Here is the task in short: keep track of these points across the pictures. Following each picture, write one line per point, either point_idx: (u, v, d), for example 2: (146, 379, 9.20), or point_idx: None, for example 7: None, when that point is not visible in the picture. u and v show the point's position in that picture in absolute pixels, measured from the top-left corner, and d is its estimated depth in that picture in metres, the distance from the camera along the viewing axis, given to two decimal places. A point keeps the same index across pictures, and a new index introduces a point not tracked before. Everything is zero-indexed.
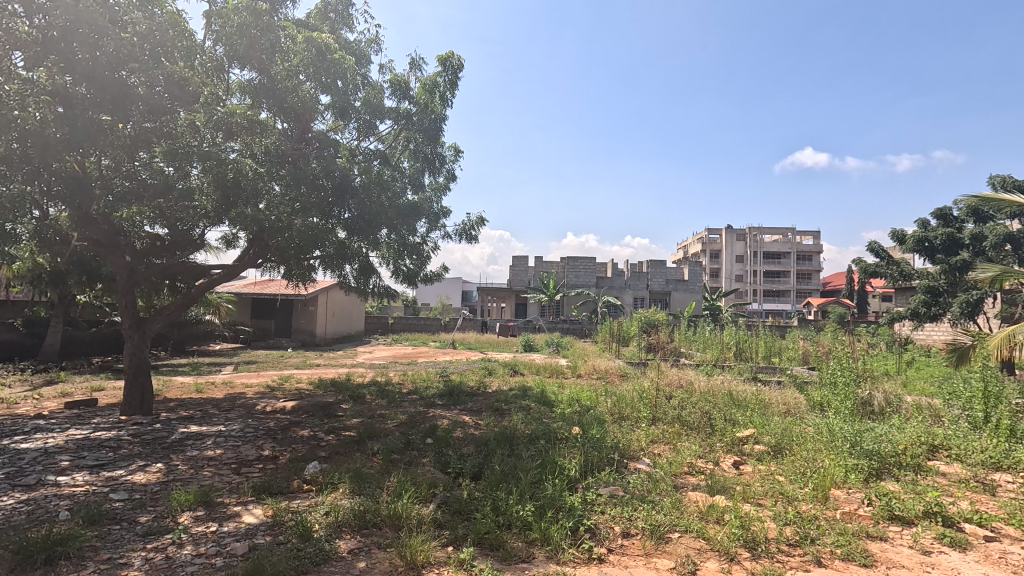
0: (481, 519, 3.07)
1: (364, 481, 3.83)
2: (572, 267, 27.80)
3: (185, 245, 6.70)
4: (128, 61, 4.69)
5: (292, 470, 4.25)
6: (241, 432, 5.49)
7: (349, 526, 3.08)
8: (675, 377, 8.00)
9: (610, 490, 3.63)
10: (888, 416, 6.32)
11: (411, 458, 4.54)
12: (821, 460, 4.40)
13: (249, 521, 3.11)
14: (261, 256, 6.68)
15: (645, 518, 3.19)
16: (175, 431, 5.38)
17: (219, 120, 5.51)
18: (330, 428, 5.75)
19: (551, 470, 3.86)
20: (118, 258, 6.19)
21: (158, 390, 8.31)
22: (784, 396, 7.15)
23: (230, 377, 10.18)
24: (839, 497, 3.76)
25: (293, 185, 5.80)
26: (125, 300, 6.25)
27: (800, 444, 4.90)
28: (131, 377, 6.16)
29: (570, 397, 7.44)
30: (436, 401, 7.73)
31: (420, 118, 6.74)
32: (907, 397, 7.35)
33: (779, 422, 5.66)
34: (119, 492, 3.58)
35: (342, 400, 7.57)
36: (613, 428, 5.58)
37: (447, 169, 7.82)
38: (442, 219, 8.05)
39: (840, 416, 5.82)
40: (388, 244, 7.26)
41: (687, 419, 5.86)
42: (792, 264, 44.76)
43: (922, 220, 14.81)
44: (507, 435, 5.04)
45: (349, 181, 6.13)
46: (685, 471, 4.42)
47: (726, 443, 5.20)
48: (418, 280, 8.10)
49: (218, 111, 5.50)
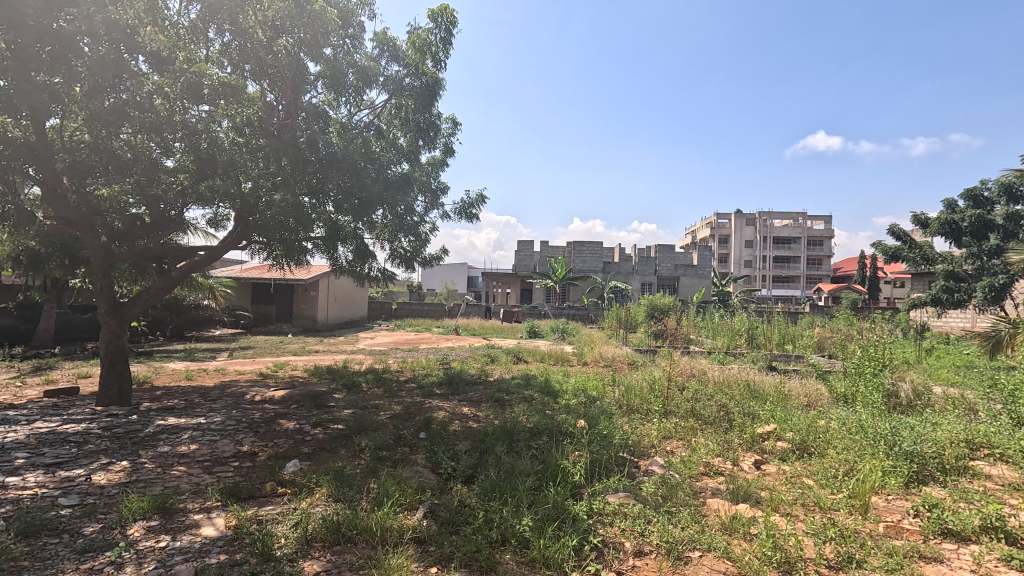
0: (470, 535, 2.66)
1: (345, 483, 3.44)
2: (579, 252, 27.31)
3: (167, 226, 6.27)
4: (64, 4, 4.38)
5: (268, 470, 3.88)
6: (222, 425, 5.13)
7: (320, 541, 2.69)
8: (686, 365, 7.57)
9: (620, 497, 3.21)
10: (919, 410, 5.83)
11: (400, 457, 4.16)
12: (855, 461, 3.97)
13: (206, 534, 2.74)
14: (245, 238, 6.27)
15: (660, 534, 2.78)
16: (151, 423, 5.04)
17: (186, 81, 5.04)
18: (318, 421, 5.37)
19: (554, 472, 3.46)
20: (93, 238, 5.78)
21: (145, 377, 8.01)
22: (805, 388, 6.68)
23: (224, 363, 9.87)
24: (879, 506, 3.32)
25: (271, 157, 5.42)
26: (101, 283, 5.84)
27: (828, 441, 4.45)
28: (106, 364, 5.76)
29: (575, 387, 7.03)
30: (435, 390, 7.35)
31: (410, 82, 6.31)
32: (936, 389, 6.87)
33: (800, 416, 5.22)
34: (70, 497, 3.21)
35: (335, 389, 7.20)
36: (623, 423, 5.18)
37: (443, 142, 7.35)
38: (440, 197, 7.62)
39: (869, 410, 5.38)
40: (382, 222, 6.87)
41: (702, 412, 5.42)
42: (803, 249, 43.90)
43: (949, 201, 14.17)
44: (507, 429, 4.67)
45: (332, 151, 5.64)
46: (701, 471, 4.03)
47: (745, 440, 4.76)
48: (415, 261, 7.71)
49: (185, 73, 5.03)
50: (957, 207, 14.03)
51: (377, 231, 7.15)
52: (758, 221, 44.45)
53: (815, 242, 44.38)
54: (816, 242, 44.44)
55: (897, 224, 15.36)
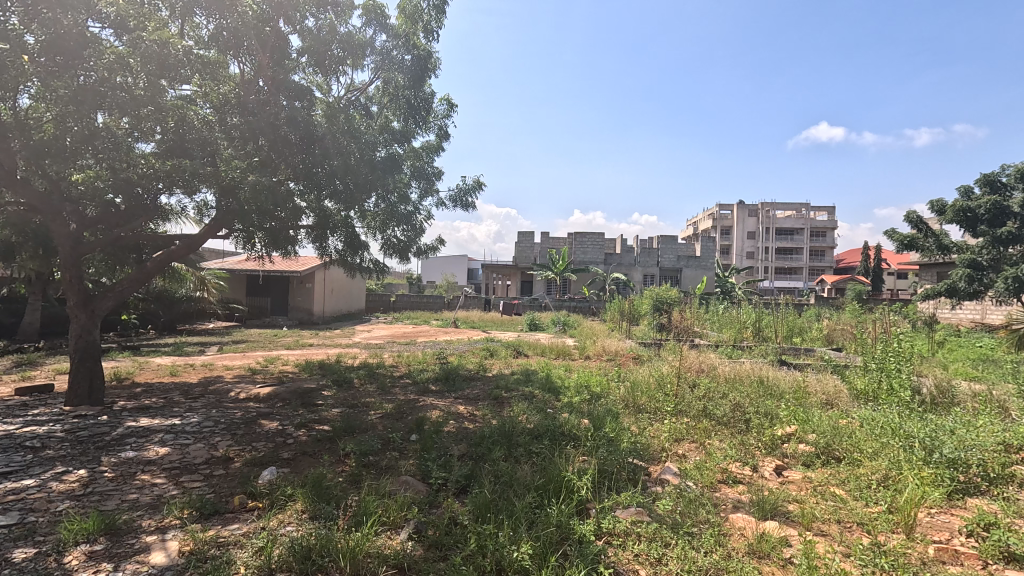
0: (460, 565, 2.29)
1: (322, 496, 3.07)
2: (579, 243, 27.15)
3: (142, 213, 5.87)
4: None
5: (242, 478, 3.53)
6: (198, 427, 4.75)
7: (287, 570, 2.34)
8: (695, 360, 7.20)
9: (633, 514, 2.84)
10: (946, 408, 5.45)
11: (389, 463, 3.81)
12: (889, 468, 3.59)
13: (153, 562, 2.38)
14: (224, 227, 5.90)
15: (680, 561, 2.40)
16: (120, 425, 4.68)
17: (148, 52, 4.68)
18: (303, 421, 5.01)
19: (557, 486, 3.06)
20: (60, 225, 5.38)
21: (127, 373, 7.64)
22: (823, 384, 6.30)
23: (212, 358, 9.51)
24: (925, 523, 2.93)
25: (247, 138, 5.14)
26: (69, 273, 5.44)
27: (856, 445, 4.07)
28: (75, 361, 5.37)
29: (578, 383, 6.68)
30: (430, 387, 6.99)
31: (400, 54, 5.89)
32: (960, 384, 6.49)
33: (822, 416, 4.83)
34: (9, 514, 2.84)
35: (325, 386, 6.84)
36: (630, 424, 4.79)
37: (438, 125, 6.92)
38: (435, 183, 7.22)
39: (895, 410, 5.00)
40: (374, 211, 6.51)
41: (715, 412, 5.04)
42: (805, 240, 43.50)
43: (965, 187, 13.75)
44: (506, 431, 4.31)
45: (311, 129, 5.25)
46: (718, 479, 3.68)
47: (764, 443, 4.38)
48: (409, 252, 7.30)
49: (147, 42, 4.72)
50: (974, 193, 13.64)
51: (368, 219, 6.77)
52: (761, 212, 43.91)
53: (818, 233, 43.95)
54: (819, 233, 44.05)
55: (914, 211, 14.91)
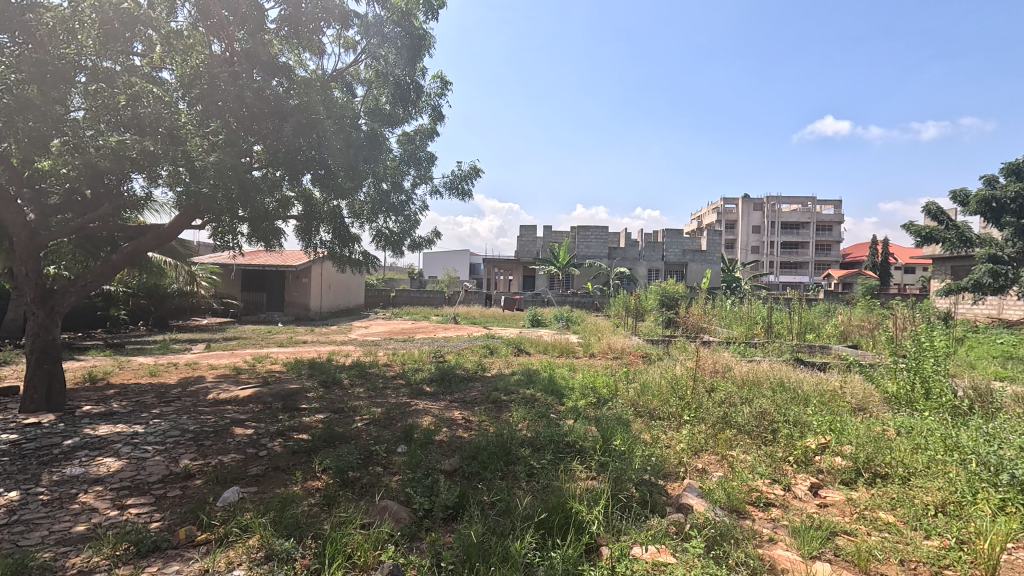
0: None
1: (286, 528, 2.59)
2: (583, 237, 26.49)
3: (109, 201, 5.36)
4: None
5: (199, 500, 3.05)
6: (162, 437, 4.25)
7: None
8: (709, 359, 6.71)
9: (654, 555, 2.36)
10: (988, 413, 4.96)
11: (371, 481, 3.34)
12: (949, 490, 3.07)
13: None
14: (196, 216, 5.43)
15: None
16: (75, 434, 4.20)
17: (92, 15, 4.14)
18: (281, 429, 4.53)
19: (563, 517, 2.58)
20: (14, 215, 4.83)
21: (102, 373, 7.16)
22: (850, 385, 5.80)
23: (197, 357, 9.04)
24: (1007, 565, 2.43)
25: (210, 116, 4.73)
26: (27, 267, 4.92)
27: (902, 460, 3.57)
28: (31, 363, 4.90)
29: (584, 384, 6.20)
30: (424, 388, 6.52)
31: (389, 28, 5.40)
32: (996, 386, 6.00)
33: (856, 423, 4.34)
34: None
35: (311, 387, 6.35)
36: (642, 433, 4.32)
37: (430, 106, 6.43)
38: (428, 170, 6.72)
39: (935, 416, 4.51)
40: (363, 199, 6.01)
41: (736, 419, 4.54)
42: (812, 234, 42.88)
43: (988, 177, 13.20)
44: (503, 442, 3.83)
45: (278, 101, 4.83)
46: (748, 501, 3.18)
47: (794, 458, 3.88)
48: (403, 243, 6.78)
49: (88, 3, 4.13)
50: (997, 182, 13.09)
51: (356, 208, 6.27)
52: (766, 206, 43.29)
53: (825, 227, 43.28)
54: (826, 227, 43.42)
55: (933, 203, 14.31)
